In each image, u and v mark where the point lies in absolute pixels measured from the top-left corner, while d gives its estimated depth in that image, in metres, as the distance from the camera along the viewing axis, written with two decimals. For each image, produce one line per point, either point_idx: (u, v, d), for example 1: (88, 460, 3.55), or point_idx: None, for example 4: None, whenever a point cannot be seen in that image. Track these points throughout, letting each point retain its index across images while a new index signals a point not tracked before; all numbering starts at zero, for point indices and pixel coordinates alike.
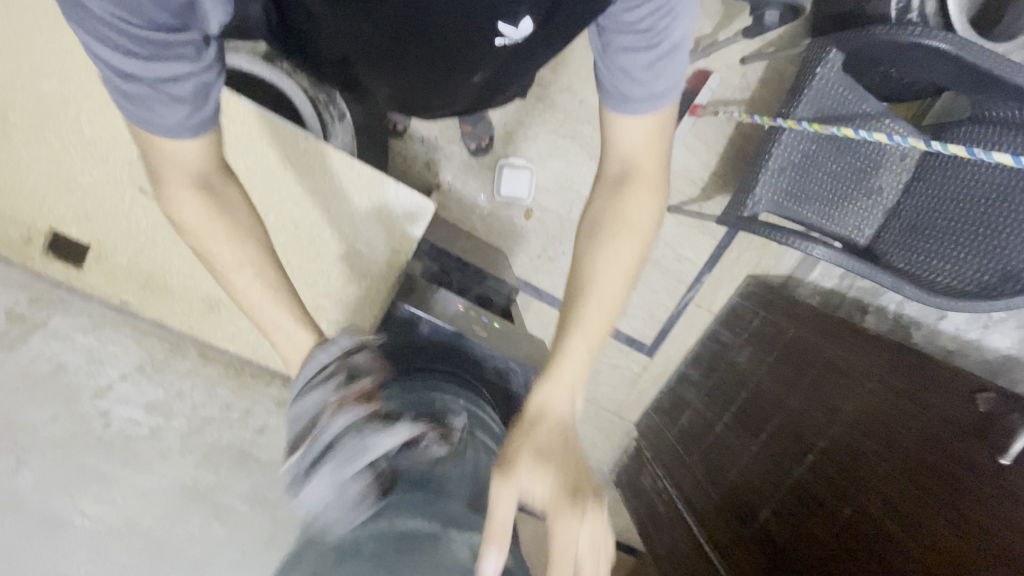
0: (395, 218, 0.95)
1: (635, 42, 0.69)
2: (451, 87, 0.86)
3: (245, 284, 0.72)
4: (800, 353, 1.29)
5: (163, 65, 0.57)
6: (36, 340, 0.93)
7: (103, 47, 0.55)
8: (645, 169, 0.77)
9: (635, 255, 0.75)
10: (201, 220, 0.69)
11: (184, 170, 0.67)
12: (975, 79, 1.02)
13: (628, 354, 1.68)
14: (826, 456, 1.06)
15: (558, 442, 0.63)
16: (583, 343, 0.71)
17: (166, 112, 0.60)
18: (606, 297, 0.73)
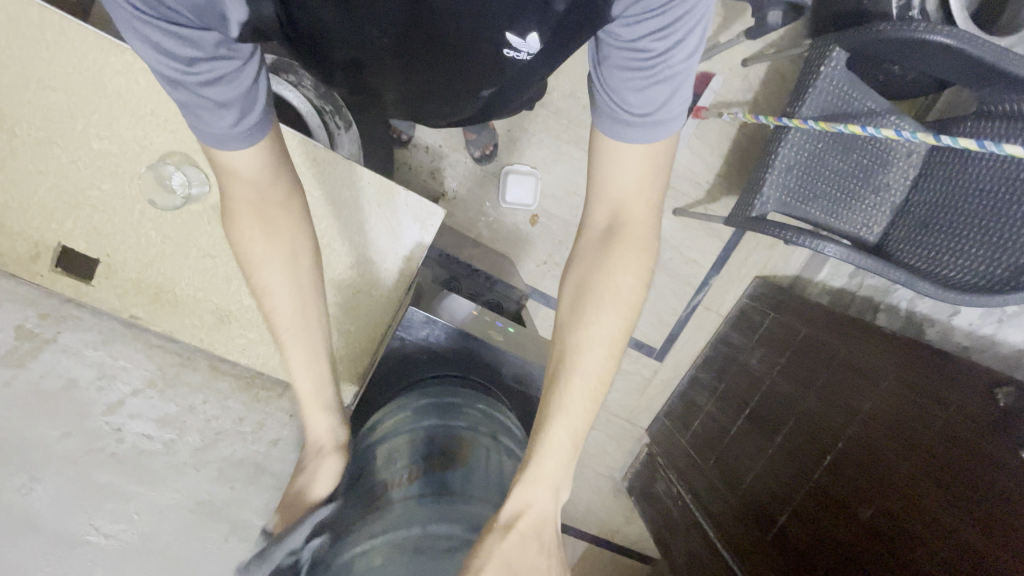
0: (404, 226, 0.95)
1: (629, 62, 0.64)
2: (459, 95, 0.86)
3: (285, 309, 0.73)
4: (813, 353, 1.28)
5: (202, 71, 0.59)
6: (46, 356, 0.90)
7: (152, 57, 0.57)
8: (636, 225, 0.71)
9: (621, 326, 0.69)
10: (256, 235, 0.71)
11: (244, 185, 0.69)
12: (981, 73, 1.01)
13: (638, 358, 1.66)
14: (844, 457, 1.04)
15: (532, 541, 0.62)
16: (564, 431, 0.65)
17: (213, 120, 0.62)
18: (588, 374, 0.67)
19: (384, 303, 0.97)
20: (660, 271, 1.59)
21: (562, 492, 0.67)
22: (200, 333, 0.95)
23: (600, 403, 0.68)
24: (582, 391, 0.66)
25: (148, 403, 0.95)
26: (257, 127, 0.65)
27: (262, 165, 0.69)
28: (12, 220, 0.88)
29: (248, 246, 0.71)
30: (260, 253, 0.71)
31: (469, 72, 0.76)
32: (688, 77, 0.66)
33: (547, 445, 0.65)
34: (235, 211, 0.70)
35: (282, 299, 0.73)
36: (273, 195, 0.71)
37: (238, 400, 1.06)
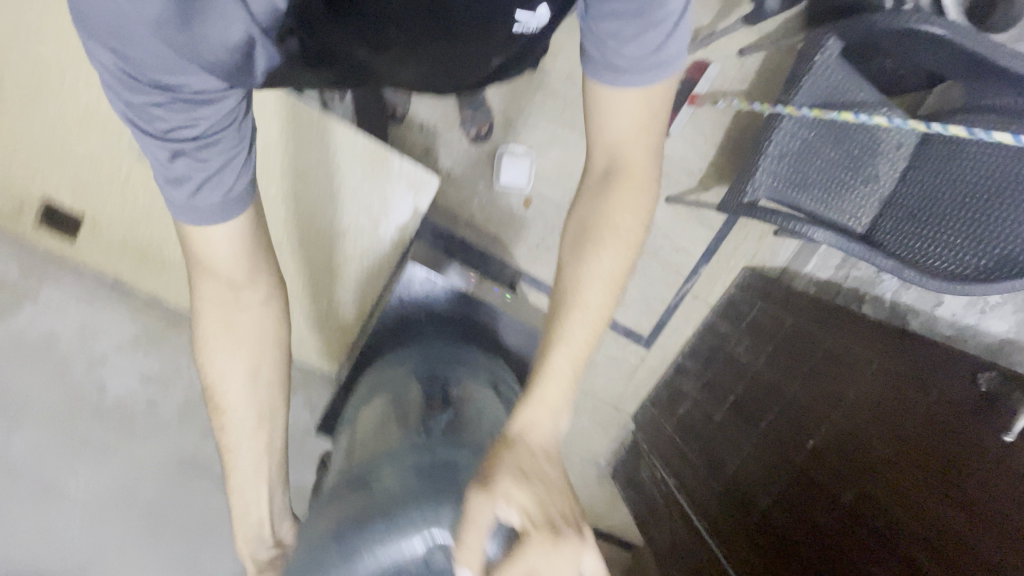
0: (399, 191, 0.96)
1: (625, 7, 0.63)
2: (464, 74, 0.83)
3: (241, 432, 0.68)
4: (800, 341, 1.29)
5: (201, 140, 0.60)
6: (26, 313, 0.96)
7: (147, 125, 0.59)
8: (634, 166, 0.71)
9: (621, 263, 0.70)
10: (220, 347, 0.67)
11: (217, 282, 0.65)
12: (972, 67, 1.03)
13: (626, 345, 1.66)
14: (827, 441, 1.06)
15: (543, 460, 0.59)
16: (565, 359, 0.66)
17: (206, 191, 0.61)
18: (589, 308, 0.68)
19: (375, 270, 0.97)
20: (651, 258, 1.60)
21: (564, 419, 0.67)
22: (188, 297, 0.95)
23: (599, 337, 0.69)
24: (583, 324, 0.67)
25: (126, 363, 1.19)
26: (246, 198, 0.64)
27: (237, 262, 0.66)
28: None
29: (211, 361, 0.67)
30: (223, 373, 0.67)
31: (485, 46, 0.75)
32: (683, 19, 0.66)
33: (545, 372, 0.65)
34: (204, 316, 0.66)
35: (234, 422, 0.68)
36: (243, 308, 0.67)
37: None
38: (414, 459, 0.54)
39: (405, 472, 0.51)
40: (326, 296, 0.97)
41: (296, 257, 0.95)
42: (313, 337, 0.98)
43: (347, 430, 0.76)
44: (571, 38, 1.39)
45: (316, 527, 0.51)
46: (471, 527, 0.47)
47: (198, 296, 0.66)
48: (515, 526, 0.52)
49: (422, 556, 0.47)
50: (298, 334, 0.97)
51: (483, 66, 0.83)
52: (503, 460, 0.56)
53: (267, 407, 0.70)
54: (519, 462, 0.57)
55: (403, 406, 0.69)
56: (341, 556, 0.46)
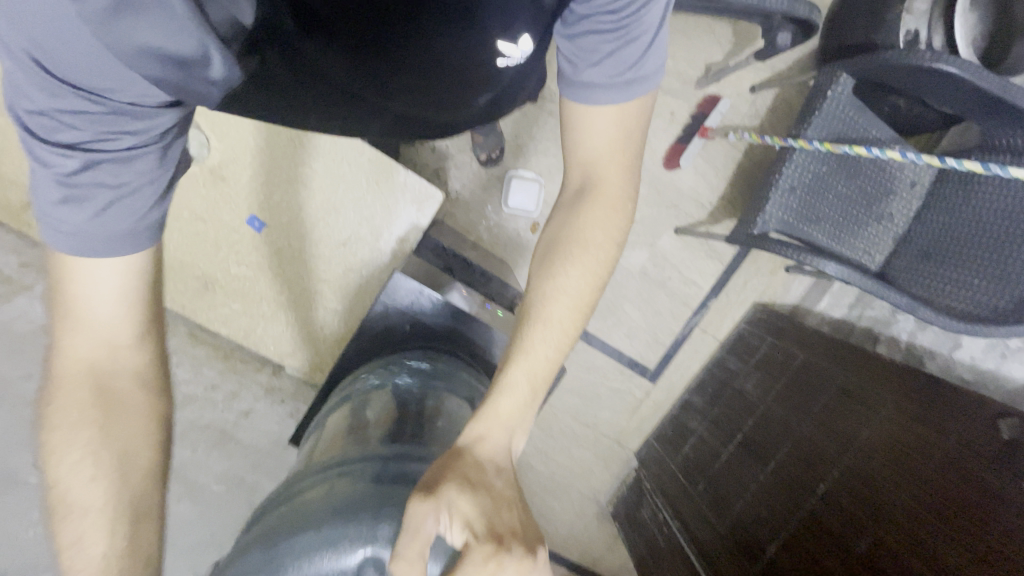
0: (401, 203, 0.96)
1: (602, 26, 0.65)
2: (455, 113, 0.81)
3: (81, 517, 0.55)
4: (811, 379, 1.24)
5: (118, 156, 0.54)
6: None
7: (51, 128, 0.52)
8: (609, 184, 0.70)
9: (591, 280, 0.68)
10: (80, 412, 0.56)
11: (91, 341, 0.57)
12: (986, 106, 1.02)
13: (630, 378, 1.61)
14: (839, 484, 1.00)
15: (493, 473, 0.56)
16: (523, 374, 0.62)
17: (111, 214, 0.55)
18: (552, 322, 0.65)
19: (374, 283, 0.97)
20: (658, 289, 1.57)
21: (518, 440, 0.63)
22: (184, 299, 0.94)
23: (563, 356, 0.66)
24: (545, 339, 0.64)
25: None
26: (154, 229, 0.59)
27: (118, 321, 0.58)
28: None
29: (62, 438, 0.56)
30: (82, 456, 0.56)
31: (466, 80, 0.74)
32: (659, 37, 0.67)
33: (501, 383, 0.61)
34: (65, 382, 0.57)
35: (78, 515, 0.55)
36: (123, 376, 0.59)
37: (213, 368, 1.08)
38: (361, 468, 0.52)
39: (360, 478, 0.50)
40: (321, 307, 0.96)
41: (295, 266, 0.94)
42: (306, 347, 0.97)
43: (315, 434, 0.79)
44: None
45: (252, 533, 0.49)
46: (412, 536, 0.45)
47: (64, 355, 0.57)
48: (454, 541, 0.50)
49: (354, 570, 0.45)
50: (291, 343, 0.97)
51: (465, 105, 0.80)
52: (446, 467, 0.54)
53: (130, 503, 0.57)
54: (463, 473, 0.54)
55: (366, 417, 0.71)
56: (265, 558, 0.44)
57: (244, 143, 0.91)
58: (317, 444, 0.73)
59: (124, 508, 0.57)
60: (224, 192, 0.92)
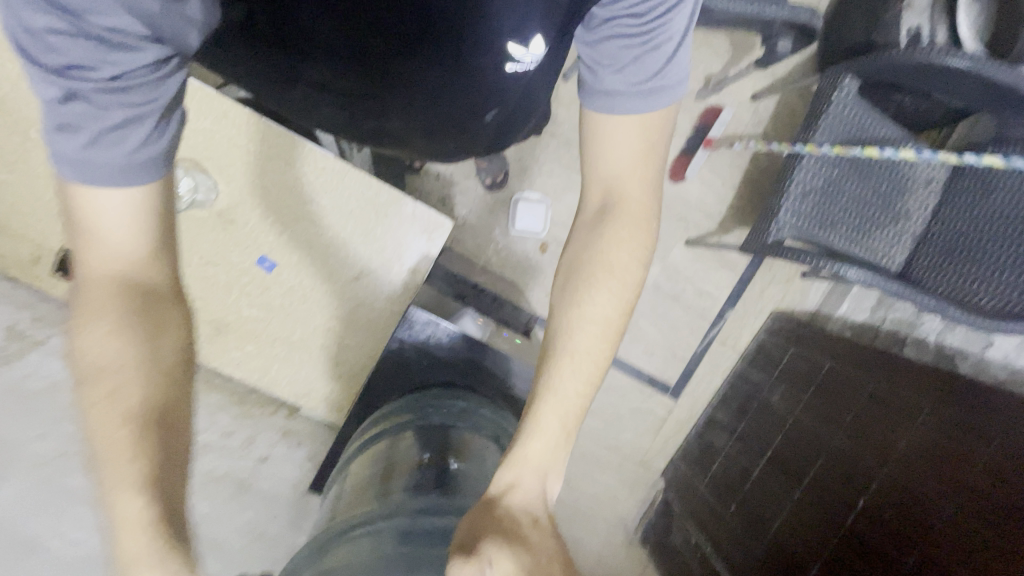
0: (412, 234, 0.94)
1: (625, 29, 0.64)
2: (462, 134, 0.80)
3: (98, 392, 0.54)
4: (839, 388, 1.20)
5: (108, 85, 0.52)
6: (34, 356, 0.93)
7: (35, 47, 0.50)
8: (631, 203, 0.68)
9: (617, 306, 0.65)
10: (98, 303, 0.55)
11: (104, 252, 0.56)
12: (998, 98, 1.00)
13: (651, 395, 1.57)
14: (879, 497, 0.96)
15: (529, 524, 0.54)
16: (554, 414, 0.60)
17: (104, 147, 0.53)
18: (580, 354, 0.63)
19: (386, 315, 0.95)
20: (673, 303, 1.54)
21: (553, 483, 0.60)
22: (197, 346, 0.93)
23: (595, 388, 0.64)
24: (573, 372, 0.62)
25: None
26: (157, 165, 0.57)
27: (134, 234, 0.57)
28: None
29: (89, 344, 0.55)
30: (106, 364, 0.54)
31: (477, 92, 0.73)
32: (683, 46, 0.67)
33: (533, 424, 0.59)
34: (89, 296, 0.56)
35: (106, 377, 0.54)
36: (142, 283, 0.57)
37: (229, 414, 1.05)
38: (391, 529, 0.51)
39: (385, 541, 0.50)
40: (337, 343, 0.95)
41: (308, 303, 0.93)
42: (320, 385, 0.95)
43: (339, 480, 0.78)
44: None
45: None
46: None
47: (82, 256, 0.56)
48: None
49: None
50: (305, 382, 0.95)
51: (474, 122, 0.78)
52: (482, 525, 0.51)
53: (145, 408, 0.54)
54: (499, 527, 0.51)
55: (391, 466, 0.70)
56: None
57: (252, 183, 0.90)
58: (341, 493, 0.71)
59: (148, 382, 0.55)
60: (232, 236, 0.91)
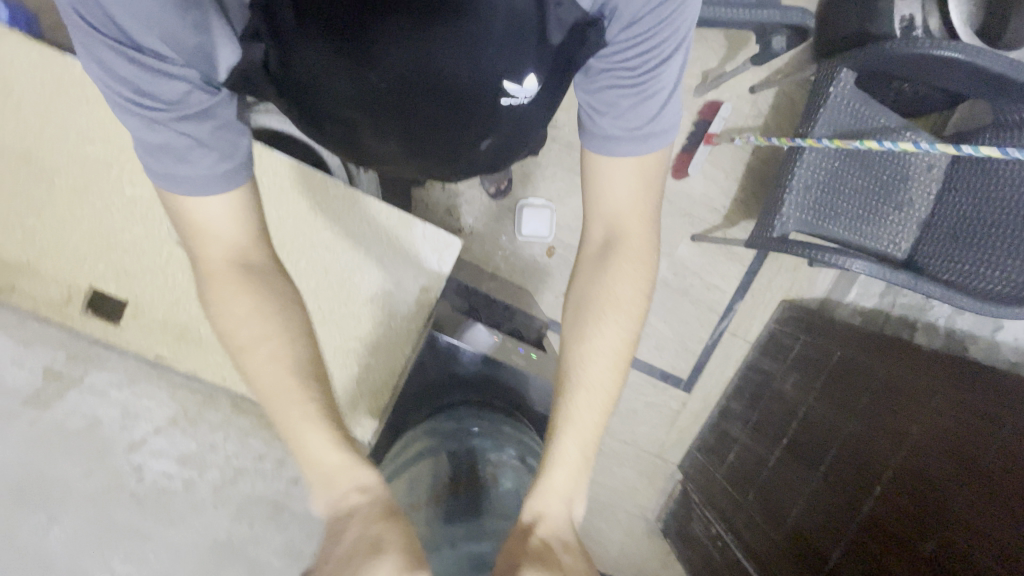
0: (424, 255, 0.97)
1: (620, 81, 0.68)
2: (458, 160, 0.79)
3: (259, 351, 0.66)
4: (850, 377, 1.21)
5: (179, 107, 0.61)
6: (71, 397, 0.97)
7: (118, 87, 0.59)
8: (632, 238, 0.72)
9: (625, 338, 0.69)
10: (234, 285, 0.66)
11: (219, 242, 0.67)
12: (993, 86, 1.01)
13: (664, 390, 1.59)
14: (895, 485, 0.98)
15: (563, 550, 0.57)
16: (574, 444, 0.65)
17: (191, 162, 0.62)
18: (594, 387, 0.67)
19: (405, 332, 0.97)
20: (682, 298, 1.56)
21: (576, 508, 0.65)
22: (223, 373, 0.90)
23: (609, 414, 0.68)
24: (589, 405, 0.66)
25: (169, 440, 1.00)
26: (238, 172, 0.66)
27: (236, 221, 0.67)
28: (45, 263, 0.86)
29: (228, 319, 0.66)
30: (245, 317, 0.66)
31: (476, 121, 0.71)
32: (674, 95, 0.71)
33: (554, 455, 0.64)
34: (215, 276, 0.66)
35: (260, 343, 0.66)
36: (251, 258, 0.68)
37: (259, 437, 1.06)
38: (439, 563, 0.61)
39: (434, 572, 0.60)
40: (357, 363, 0.96)
41: (327, 326, 0.95)
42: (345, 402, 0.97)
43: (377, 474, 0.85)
44: None
45: None
46: None
47: (204, 241, 0.67)
48: None
49: None
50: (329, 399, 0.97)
51: (470, 149, 0.77)
52: (520, 557, 0.54)
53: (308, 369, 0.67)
54: (535, 555, 0.54)
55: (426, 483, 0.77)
56: None
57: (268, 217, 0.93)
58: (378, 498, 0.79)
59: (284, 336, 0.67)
60: None
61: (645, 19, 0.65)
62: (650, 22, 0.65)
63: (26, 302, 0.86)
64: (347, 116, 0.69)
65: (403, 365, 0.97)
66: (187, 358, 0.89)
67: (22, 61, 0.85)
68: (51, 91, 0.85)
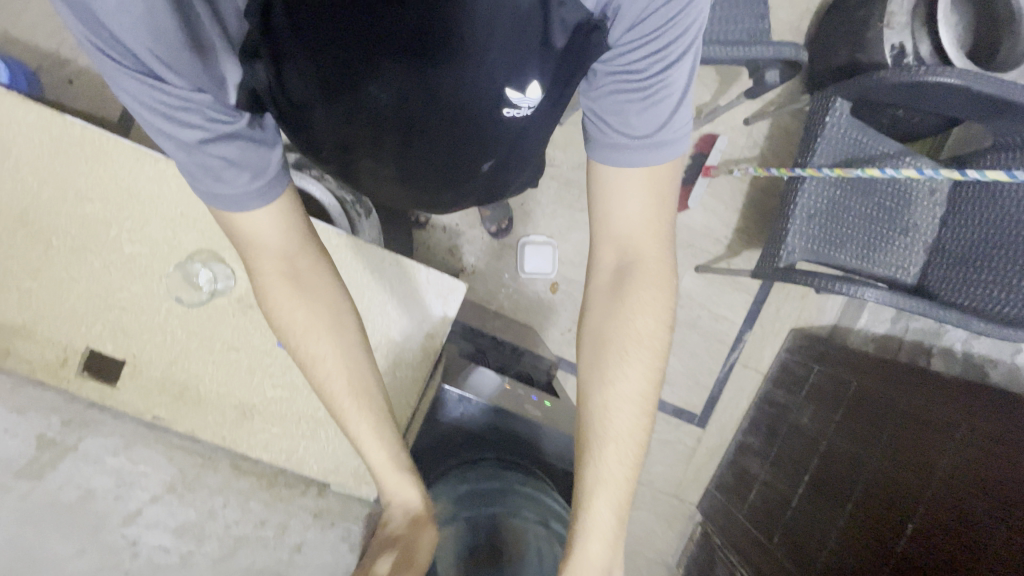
0: (428, 300, 0.91)
1: (626, 85, 0.64)
2: (461, 183, 0.75)
3: (326, 356, 0.69)
4: (868, 408, 1.18)
5: (207, 128, 0.59)
6: (65, 466, 0.78)
7: (149, 113, 0.58)
8: (649, 261, 0.68)
9: (649, 379, 0.66)
10: (293, 303, 0.69)
11: (270, 255, 0.67)
12: (989, 109, 1.01)
13: (678, 427, 1.54)
14: (926, 522, 0.93)
15: None
16: (608, 507, 0.63)
17: (228, 181, 0.61)
18: (622, 439, 0.64)
19: (409, 384, 0.90)
20: (690, 330, 1.53)
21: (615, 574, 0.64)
22: (224, 432, 0.86)
23: (640, 464, 0.66)
24: (619, 459, 0.64)
25: (167, 509, 0.79)
26: (274, 183, 0.64)
27: (282, 233, 0.67)
28: (42, 325, 0.84)
29: (292, 332, 0.69)
30: (305, 324, 0.69)
31: (478, 142, 0.67)
32: (684, 101, 0.66)
33: (586, 524, 0.63)
34: (269, 288, 0.68)
35: (329, 363, 0.70)
36: (302, 263, 0.70)
37: None
38: None
39: None
40: None
41: None
42: (350, 460, 0.87)
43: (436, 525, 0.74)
44: (579, 131, 1.44)
45: None
46: None
47: (256, 247, 0.67)
48: None
49: None
50: (334, 458, 0.87)
51: (472, 170, 0.73)
52: None
53: (363, 376, 0.71)
54: None
55: None
56: None
57: None
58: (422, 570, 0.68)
59: (347, 355, 0.71)
60: (253, 319, 0.86)
61: (650, 19, 0.61)
62: (656, 22, 0.61)
63: (20, 366, 0.83)
64: (332, 149, 0.70)
65: (411, 424, 0.92)
66: (185, 417, 0.85)
67: (19, 122, 0.84)
68: (48, 151, 0.85)
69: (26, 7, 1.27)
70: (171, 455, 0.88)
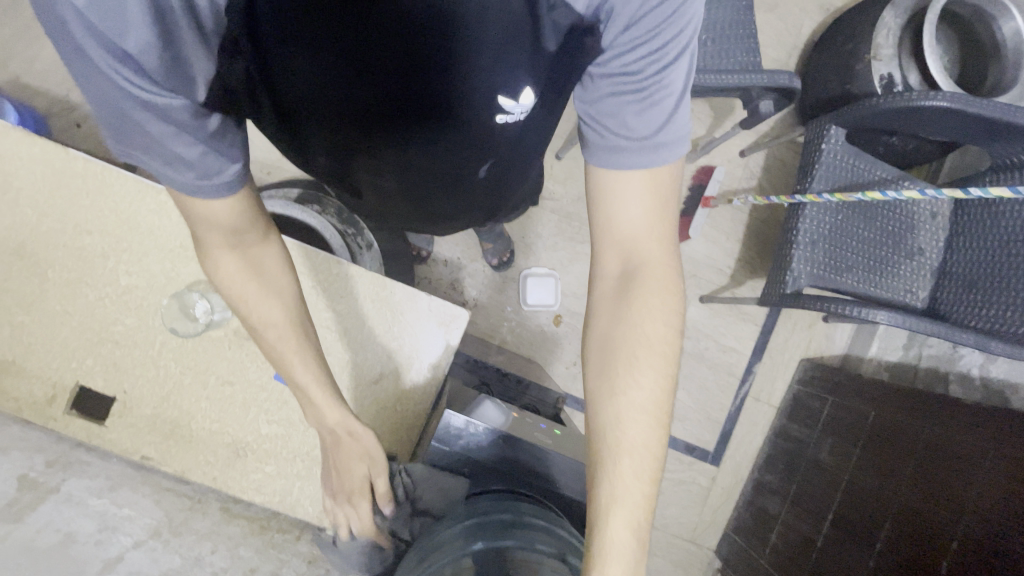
0: (430, 329, 0.89)
1: (621, 87, 0.64)
2: (462, 188, 0.78)
3: (280, 338, 0.70)
4: (892, 437, 1.12)
5: (166, 120, 0.52)
6: (46, 508, 0.72)
7: (94, 90, 0.49)
8: (653, 265, 0.66)
9: (662, 384, 0.62)
10: (245, 283, 0.67)
11: (220, 231, 0.63)
12: (988, 132, 1.02)
13: (691, 465, 1.48)
14: (962, 559, 0.87)
15: None
16: (626, 526, 0.57)
17: (180, 172, 0.56)
18: (638, 450, 0.60)
19: (410, 416, 0.87)
20: (698, 363, 1.49)
21: None
22: (214, 473, 0.82)
23: (658, 477, 0.60)
24: (635, 474, 0.59)
25: (150, 556, 0.72)
26: (230, 184, 0.59)
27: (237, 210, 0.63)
28: (31, 361, 0.82)
29: (243, 304, 0.68)
30: (257, 302, 0.68)
31: (473, 144, 0.69)
32: (683, 102, 0.65)
33: (603, 547, 0.56)
34: (219, 264, 0.66)
35: (283, 331, 0.70)
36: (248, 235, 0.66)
37: None
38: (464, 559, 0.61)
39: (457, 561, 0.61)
40: None
41: None
42: None
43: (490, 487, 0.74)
44: (579, 166, 1.46)
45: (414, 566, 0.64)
46: None
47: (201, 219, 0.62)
48: None
49: None
50: None
51: (468, 175, 0.75)
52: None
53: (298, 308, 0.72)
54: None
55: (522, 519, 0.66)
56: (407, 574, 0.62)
57: None
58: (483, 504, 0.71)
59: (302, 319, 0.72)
60: (248, 352, 0.84)
61: (645, 18, 0.60)
62: (651, 22, 0.60)
63: (6, 404, 0.80)
64: (332, 158, 0.72)
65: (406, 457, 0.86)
66: (175, 456, 0.81)
67: (23, 156, 0.85)
68: (50, 183, 0.85)
69: (43, 57, 1.32)
70: (157, 499, 0.83)
